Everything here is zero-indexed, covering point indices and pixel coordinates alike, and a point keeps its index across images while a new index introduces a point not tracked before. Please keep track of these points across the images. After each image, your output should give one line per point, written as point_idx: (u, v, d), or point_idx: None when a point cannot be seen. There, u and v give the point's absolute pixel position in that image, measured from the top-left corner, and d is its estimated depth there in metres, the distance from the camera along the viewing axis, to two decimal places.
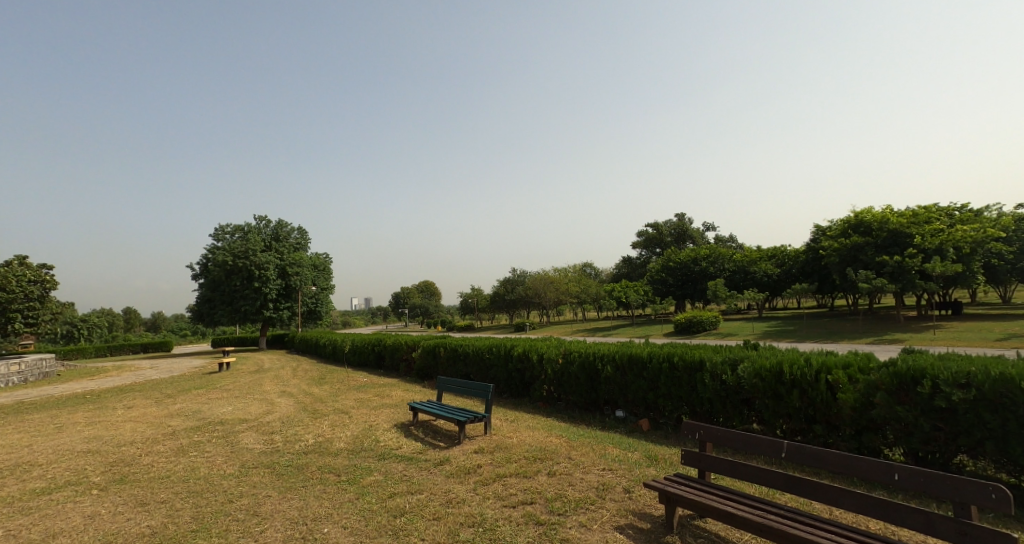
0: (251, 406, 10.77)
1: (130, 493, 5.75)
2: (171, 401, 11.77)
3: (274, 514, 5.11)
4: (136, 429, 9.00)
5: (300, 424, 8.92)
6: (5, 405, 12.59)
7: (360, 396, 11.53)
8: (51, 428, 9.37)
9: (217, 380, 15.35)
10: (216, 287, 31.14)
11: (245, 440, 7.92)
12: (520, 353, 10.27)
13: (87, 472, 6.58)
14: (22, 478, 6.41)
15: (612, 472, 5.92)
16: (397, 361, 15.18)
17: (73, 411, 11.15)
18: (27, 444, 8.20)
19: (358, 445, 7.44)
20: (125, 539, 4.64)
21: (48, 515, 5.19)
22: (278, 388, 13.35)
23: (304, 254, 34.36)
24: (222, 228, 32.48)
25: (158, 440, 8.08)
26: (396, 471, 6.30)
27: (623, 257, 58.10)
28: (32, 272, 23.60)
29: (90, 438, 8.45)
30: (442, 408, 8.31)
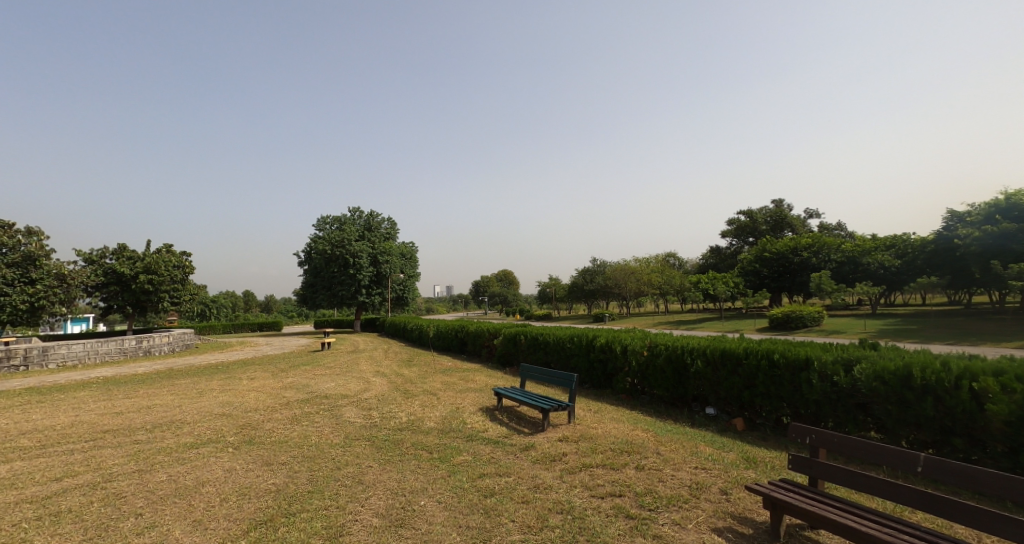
0: (351, 383, 11.71)
1: (258, 453, 6.54)
2: (285, 375, 13.13)
3: (376, 484, 5.53)
4: (259, 398, 10.18)
5: (394, 402, 9.52)
6: (156, 370, 14.81)
7: (446, 379, 12.05)
8: (192, 393, 10.86)
9: (321, 358, 16.86)
10: (317, 273, 33.91)
11: (348, 414, 8.63)
12: (602, 343, 10.14)
13: (223, 432, 7.56)
14: (176, 433, 7.54)
15: (706, 471, 5.67)
16: (479, 347, 15.66)
17: (208, 379, 12.86)
18: (176, 405, 9.60)
19: (447, 426, 7.81)
20: (256, 493, 5.27)
21: (197, 466, 6.05)
22: (372, 368, 14.39)
23: (393, 244, 36.47)
24: (322, 219, 35.36)
25: (275, 409, 9.06)
26: (484, 453, 6.53)
27: (711, 248, 54.97)
28: (176, 257, 27.23)
29: (224, 403, 9.70)
30: (526, 395, 8.44)
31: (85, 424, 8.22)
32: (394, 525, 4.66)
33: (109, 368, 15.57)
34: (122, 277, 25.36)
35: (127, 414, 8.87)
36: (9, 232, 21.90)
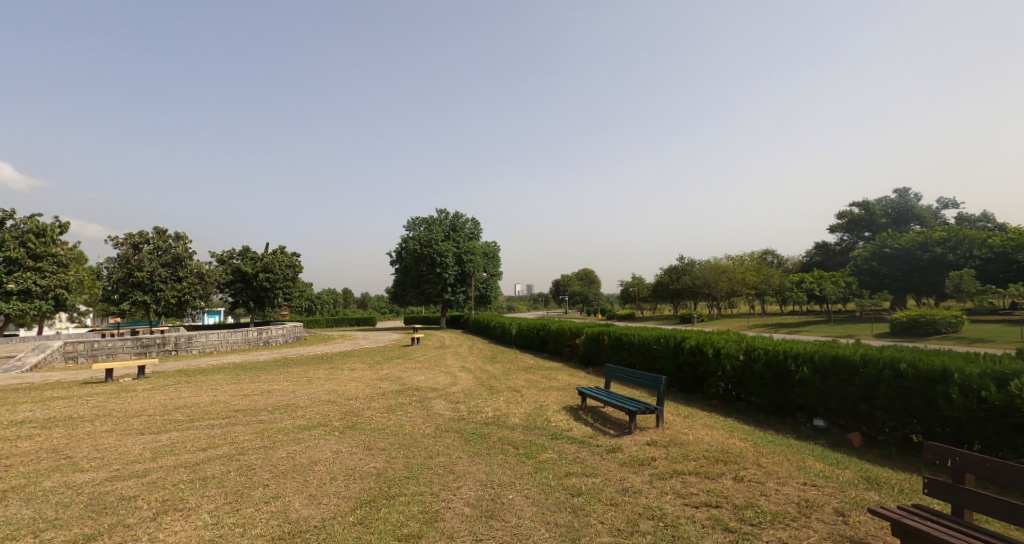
0: (440, 377, 12.24)
1: (360, 438, 7.05)
2: (380, 367, 14.04)
3: (467, 474, 5.72)
4: (358, 387, 10.98)
5: (481, 397, 9.79)
6: (273, 359, 16.53)
7: (529, 377, 12.17)
8: (303, 381, 11.95)
9: (411, 353, 17.79)
10: (407, 272, 35.70)
11: (437, 406, 9.01)
12: (692, 346, 9.64)
13: (330, 417, 8.24)
14: (291, 416, 8.36)
15: (817, 488, 5.20)
16: (561, 346, 15.59)
17: (316, 368, 14.11)
18: (290, 390, 10.64)
19: (531, 423, 7.86)
20: (359, 475, 5.67)
21: (309, 447, 6.65)
22: (458, 363, 14.94)
23: (476, 243, 37.48)
24: (412, 220, 37.23)
25: (373, 398, 9.71)
26: (569, 452, 6.49)
27: (817, 245, 50.12)
28: (287, 258, 30.08)
29: (330, 391, 10.59)
30: (611, 396, 8.27)
31: (221, 403, 9.38)
32: (485, 515, 4.79)
33: (237, 355, 17.66)
34: (246, 275, 28.59)
35: (252, 396, 10.00)
36: (162, 237, 25.63)
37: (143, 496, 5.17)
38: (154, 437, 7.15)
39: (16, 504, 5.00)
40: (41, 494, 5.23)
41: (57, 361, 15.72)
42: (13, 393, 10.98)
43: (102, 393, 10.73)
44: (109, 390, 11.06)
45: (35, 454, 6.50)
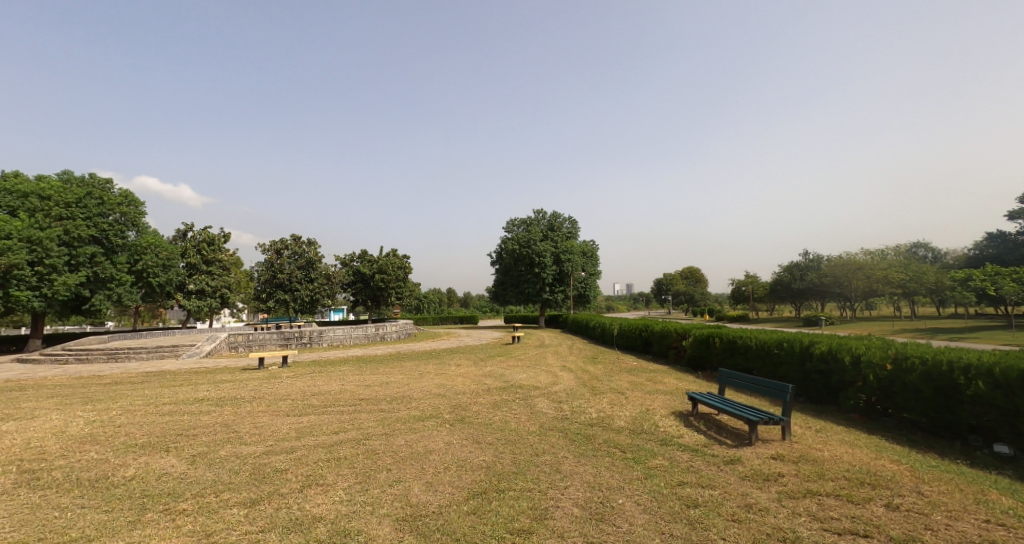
0: (542, 375, 12.22)
1: (468, 431, 7.22)
2: (484, 364, 14.41)
3: (573, 475, 5.55)
4: (465, 383, 11.33)
5: (583, 397, 9.57)
6: (389, 354, 17.77)
7: (634, 379, 11.65)
8: (414, 374, 12.64)
9: (513, 350, 18.06)
10: (506, 272, 36.32)
11: (540, 405, 8.97)
12: (822, 351, 8.51)
13: (440, 410, 8.58)
14: (406, 407, 8.85)
15: (1007, 529, 4.24)
16: (666, 348, 14.75)
17: (426, 363, 14.88)
18: (405, 383, 11.31)
19: (639, 426, 7.48)
20: (470, 466, 5.78)
21: (423, 436, 6.96)
22: (559, 362, 14.83)
23: (574, 243, 37.14)
24: (511, 222, 37.83)
25: (479, 394, 9.95)
26: (682, 460, 6.04)
27: (988, 235, 42.03)
28: (399, 260, 32.24)
29: (439, 385, 11.06)
30: (727, 403, 7.58)
31: (347, 391, 10.25)
32: (595, 518, 4.59)
33: (359, 349, 19.30)
34: (364, 276, 31.18)
35: (373, 387, 10.80)
36: (298, 242, 28.96)
37: (290, 469, 5.76)
38: (295, 419, 8.00)
39: (199, 467, 5.85)
40: (215, 461, 6.07)
41: (222, 349, 18.46)
42: (190, 375, 13.02)
43: (254, 378, 12.32)
44: (260, 376, 12.66)
45: (210, 427, 7.61)
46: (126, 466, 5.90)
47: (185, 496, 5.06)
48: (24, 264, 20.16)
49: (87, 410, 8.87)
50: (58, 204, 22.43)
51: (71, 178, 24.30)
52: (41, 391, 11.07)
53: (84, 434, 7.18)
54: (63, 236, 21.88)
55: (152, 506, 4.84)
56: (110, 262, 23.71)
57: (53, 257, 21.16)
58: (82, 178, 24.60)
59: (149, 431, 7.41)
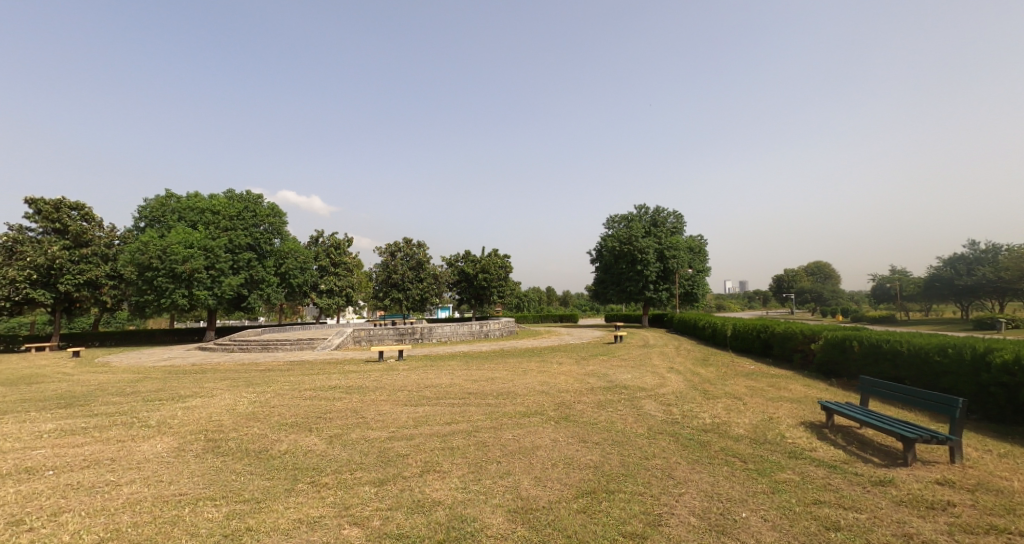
0: (648, 376, 11.84)
1: (574, 429, 7.25)
2: (587, 363, 14.31)
3: (688, 482, 5.33)
4: (567, 381, 11.35)
5: (695, 401, 9.09)
6: (492, 350, 18.39)
7: (751, 384, 10.82)
8: (518, 371, 12.96)
9: (615, 350, 17.67)
10: (607, 270, 35.57)
11: (647, 407, 8.70)
12: (1005, 362, 7.21)
13: (545, 407, 8.71)
14: (512, 402, 9.12)
15: None
16: (790, 351, 13.47)
17: (529, 361, 15.17)
18: (510, 379, 11.65)
19: (760, 435, 6.96)
20: (578, 465, 5.80)
21: (530, 432, 7.12)
22: (666, 363, 14.24)
23: (680, 238, 35.35)
24: (611, 219, 36.99)
25: (583, 393, 9.93)
26: (817, 476, 5.50)
27: None
28: (500, 260, 33.18)
29: (542, 382, 11.22)
30: (871, 415, 6.75)
31: (457, 385, 10.83)
32: (715, 530, 4.38)
33: (464, 345, 20.25)
34: (469, 276, 32.46)
35: (480, 382, 11.28)
36: (409, 245, 31.51)
37: (411, 455, 6.26)
38: (413, 409, 8.63)
39: (337, 447, 6.59)
40: (349, 443, 6.79)
41: (348, 343, 20.48)
42: (324, 365, 14.65)
43: (375, 370, 13.51)
44: (381, 368, 13.85)
45: (342, 412, 8.51)
46: (280, 441, 6.83)
47: (326, 472, 5.72)
48: (202, 268, 24.15)
49: (246, 392, 10.38)
50: (224, 218, 26.63)
51: (232, 196, 28.70)
52: (213, 374, 13.22)
53: (246, 412, 8.43)
54: (228, 244, 25.79)
55: (302, 478, 5.55)
56: (262, 266, 27.40)
57: (221, 262, 25.02)
58: (240, 195, 28.93)
59: (294, 412, 8.49)
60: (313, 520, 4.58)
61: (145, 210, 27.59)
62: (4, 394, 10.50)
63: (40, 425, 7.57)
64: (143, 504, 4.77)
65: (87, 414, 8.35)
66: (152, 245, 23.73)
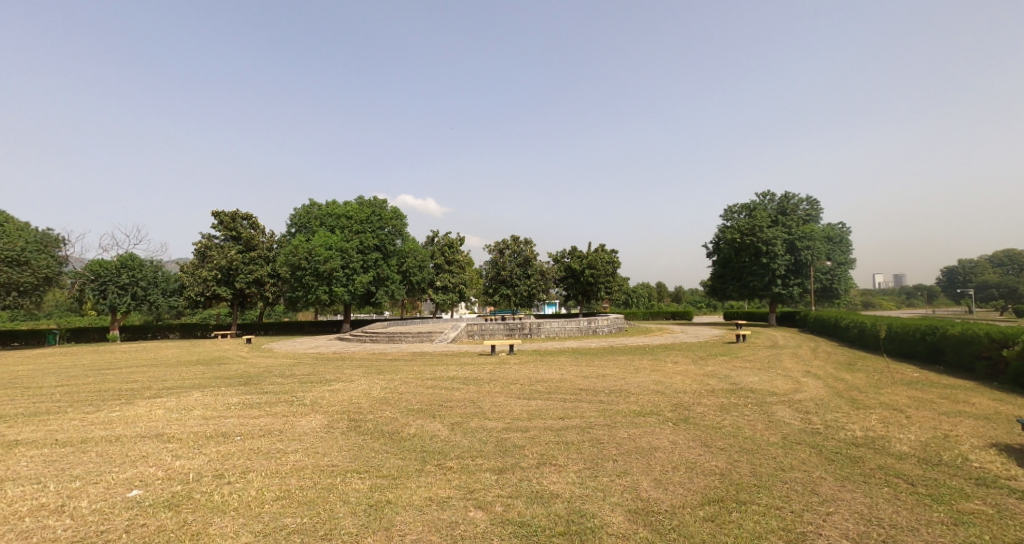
0: (778, 380, 10.81)
1: (695, 433, 6.87)
2: (706, 363, 13.45)
3: (838, 501, 4.77)
4: (685, 381, 10.79)
5: (840, 410, 8.10)
6: (602, 347, 18.15)
7: (915, 394, 9.33)
8: (631, 369, 12.63)
9: (738, 350, 16.38)
10: (727, 264, 33.00)
11: (781, 413, 7.94)
12: None
13: (662, 407, 8.37)
14: (626, 400, 8.91)
15: None
16: (970, 357, 11.37)
17: (641, 359, 14.70)
18: (622, 377, 11.40)
19: (931, 456, 5.98)
20: (701, 470, 5.50)
21: (647, 432, 6.90)
22: (800, 366, 12.86)
23: (815, 227, 31.58)
24: (730, 209, 34.23)
25: (703, 394, 9.35)
26: (1014, 511, 4.58)
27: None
28: (607, 255, 32.63)
29: (657, 381, 10.80)
30: None
31: (568, 381, 10.87)
32: None
33: (573, 341, 20.26)
34: (575, 272, 32.22)
35: (591, 378, 11.20)
36: (516, 242, 32.44)
37: (527, 447, 6.43)
38: (526, 402, 8.84)
39: (458, 434, 6.99)
40: (469, 430, 7.17)
41: (463, 337, 21.61)
42: (442, 357, 15.64)
43: (489, 363, 14.09)
44: (494, 361, 14.41)
45: (461, 401, 9.00)
46: (409, 425, 7.42)
47: (451, 457, 6.10)
48: (339, 268, 27.11)
49: (377, 379, 11.46)
50: (356, 222, 29.60)
51: (363, 202, 31.80)
52: (350, 361, 14.81)
53: (378, 397, 9.30)
54: (359, 246, 28.62)
55: (430, 460, 5.99)
56: (387, 265, 29.94)
57: (354, 261, 27.85)
58: (369, 201, 31.94)
59: (419, 399, 9.17)
60: (442, 500, 4.91)
61: (295, 217, 31.79)
62: (198, 371, 12.78)
63: (226, 398, 9.12)
64: (304, 471, 5.49)
65: (256, 391, 9.84)
66: (301, 248, 27.24)
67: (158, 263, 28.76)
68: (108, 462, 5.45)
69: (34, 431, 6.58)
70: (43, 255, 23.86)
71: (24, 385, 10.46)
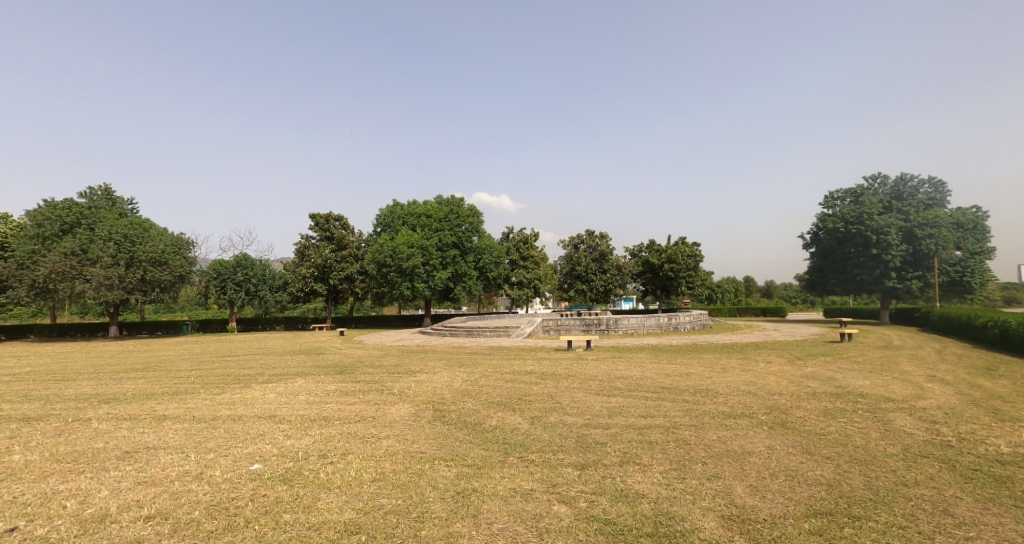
0: (895, 385, 9.73)
1: (795, 438, 6.39)
2: (804, 364, 12.42)
3: (979, 525, 4.21)
4: (781, 383, 10.05)
5: (976, 422, 7.12)
6: (684, 344, 17.39)
7: None
8: (718, 368, 12.00)
9: (843, 350, 14.95)
10: (828, 256, 30.25)
11: (899, 422, 7.15)
12: None
13: (755, 409, 7.86)
14: (714, 400, 8.49)
15: None
16: None
17: (729, 357, 13.91)
18: (708, 375, 10.86)
19: None
20: (805, 479, 5.11)
21: (739, 435, 6.53)
22: (922, 370, 11.47)
23: (939, 212, 27.96)
24: (831, 195, 31.25)
25: (802, 397, 8.65)
26: None
27: None
28: (688, 248, 31.21)
29: (749, 381, 10.16)
30: None
31: (649, 378, 10.55)
32: None
33: (653, 338, 19.63)
34: (654, 266, 31.07)
35: (673, 376, 10.78)
36: (592, 237, 32.04)
37: (609, 444, 6.34)
38: (607, 399, 8.70)
39: (538, 428, 7.06)
40: (549, 425, 7.21)
41: (539, 332, 21.70)
42: (520, 351, 15.84)
43: (567, 358, 14.03)
44: (572, 357, 14.34)
45: (540, 395, 9.06)
46: (490, 417, 7.61)
47: (532, 450, 6.18)
48: (420, 264, 28.35)
49: (458, 371, 11.85)
50: (435, 220, 30.78)
51: (442, 201, 32.90)
52: (432, 354, 15.46)
53: (460, 389, 9.61)
54: (437, 243, 29.72)
55: (512, 452, 6.11)
56: (464, 261, 30.85)
57: (433, 258, 28.98)
58: (448, 199, 33.00)
59: (499, 393, 9.35)
60: (526, 492, 5.00)
61: (380, 217, 33.68)
62: (300, 360, 13.99)
63: (325, 385, 9.90)
64: (397, 457, 5.81)
65: (350, 380, 10.58)
66: (386, 246, 28.81)
67: (266, 262, 31.81)
68: (233, 438, 6.14)
69: (176, 408, 7.59)
70: (178, 256, 27.33)
71: (164, 368, 12.10)
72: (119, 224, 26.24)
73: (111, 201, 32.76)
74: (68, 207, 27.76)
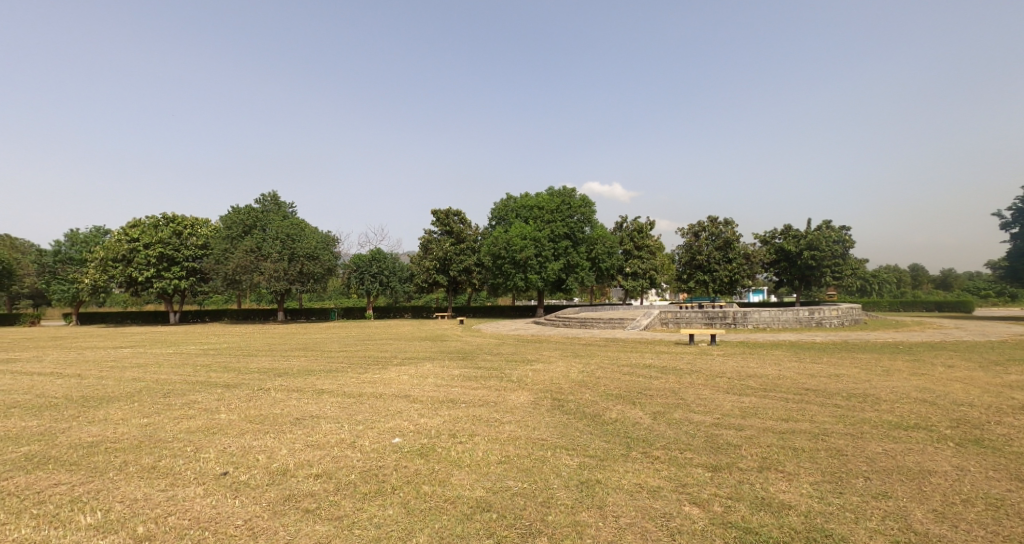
0: None
1: (994, 460, 5.27)
2: (1002, 370, 10.18)
3: None
4: (968, 391, 8.36)
5: None
6: (831, 341, 15.40)
7: None
8: (878, 370, 10.39)
9: None
10: None
11: None
12: None
13: (933, 421, 6.63)
14: (875, 408, 7.35)
15: None
16: None
17: (892, 358, 11.95)
18: (865, 378, 9.45)
19: None
20: (1014, 511, 4.18)
21: (913, 450, 5.55)
22: None
23: None
24: None
25: (1002, 411, 7.09)
26: None
27: None
28: (834, 233, 27.62)
29: (922, 388, 8.61)
30: None
31: (788, 378, 9.47)
32: None
33: (790, 334, 17.71)
34: (790, 254, 28.15)
35: (818, 377, 9.56)
36: (715, 224, 29.76)
37: (745, 447, 5.80)
38: (739, 398, 7.99)
39: (663, 424, 6.72)
40: (675, 421, 6.83)
41: (657, 324, 20.85)
42: (639, 344, 15.32)
43: (691, 353, 13.22)
44: (696, 351, 13.48)
45: (662, 391, 8.63)
46: (610, 410, 7.43)
47: (657, 446, 5.90)
48: (533, 256, 28.82)
49: (575, 362, 11.81)
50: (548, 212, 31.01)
51: (553, 192, 32.95)
52: (548, 344, 15.64)
53: (577, 379, 9.55)
54: (550, 235, 29.91)
55: (636, 447, 5.89)
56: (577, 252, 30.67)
57: (546, 250, 29.28)
58: (560, 190, 33.04)
59: (618, 385, 9.10)
60: (653, 489, 4.78)
61: (495, 211, 34.85)
62: (427, 345, 15.07)
63: (451, 370, 10.50)
64: (521, 442, 5.93)
65: (472, 366, 11.10)
66: (500, 238, 29.77)
67: (396, 256, 34.76)
68: (376, 413, 6.76)
69: (329, 384, 8.61)
70: (327, 251, 31.02)
71: (317, 349, 13.86)
72: (284, 224, 30.63)
73: (277, 205, 38.34)
74: (249, 211, 33.18)
